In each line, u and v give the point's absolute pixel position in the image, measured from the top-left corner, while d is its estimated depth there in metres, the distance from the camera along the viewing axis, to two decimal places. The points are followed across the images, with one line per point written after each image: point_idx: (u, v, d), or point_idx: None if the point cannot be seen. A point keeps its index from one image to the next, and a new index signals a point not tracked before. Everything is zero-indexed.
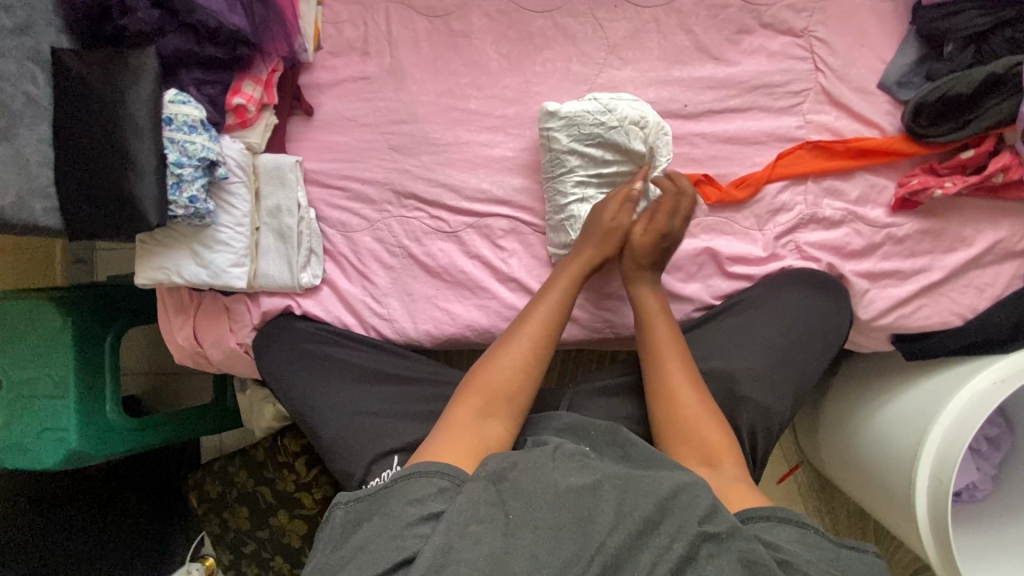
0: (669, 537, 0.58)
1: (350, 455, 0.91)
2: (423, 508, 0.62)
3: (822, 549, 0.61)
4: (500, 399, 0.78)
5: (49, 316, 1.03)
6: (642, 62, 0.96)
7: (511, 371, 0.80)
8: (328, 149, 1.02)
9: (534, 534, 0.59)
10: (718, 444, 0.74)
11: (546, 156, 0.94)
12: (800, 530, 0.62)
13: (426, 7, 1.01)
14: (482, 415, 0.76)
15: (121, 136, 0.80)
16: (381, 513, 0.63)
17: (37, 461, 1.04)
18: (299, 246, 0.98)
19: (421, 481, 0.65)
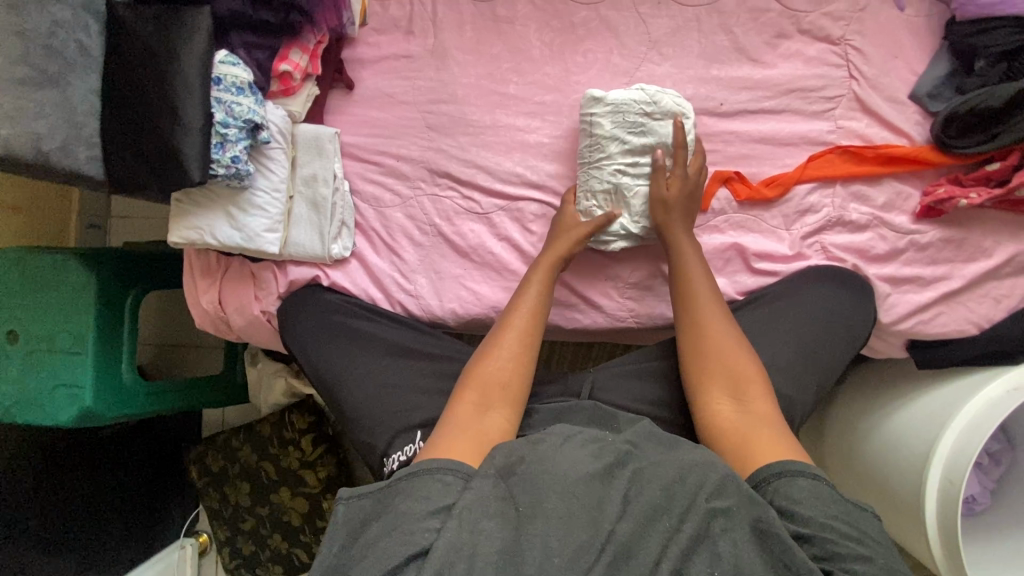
0: (678, 519, 0.58)
1: (373, 427, 0.91)
2: (430, 504, 0.59)
3: (839, 506, 0.61)
4: (495, 394, 0.75)
5: (73, 273, 1.03)
6: (681, 59, 0.98)
7: (505, 363, 0.78)
8: (366, 124, 1.03)
9: (545, 524, 0.58)
10: (748, 374, 0.76)
11: (585, 141, 0.95)
12: (814, 483, 0.62)
13: None
14: (480, 413, 0.73)
15: (170, 91, 0.79)
16: (386, 515, 0.60)
17: (50, 417, 1.03)
18: (332, 217, 0.98)
19: (424, 480, 0.61)
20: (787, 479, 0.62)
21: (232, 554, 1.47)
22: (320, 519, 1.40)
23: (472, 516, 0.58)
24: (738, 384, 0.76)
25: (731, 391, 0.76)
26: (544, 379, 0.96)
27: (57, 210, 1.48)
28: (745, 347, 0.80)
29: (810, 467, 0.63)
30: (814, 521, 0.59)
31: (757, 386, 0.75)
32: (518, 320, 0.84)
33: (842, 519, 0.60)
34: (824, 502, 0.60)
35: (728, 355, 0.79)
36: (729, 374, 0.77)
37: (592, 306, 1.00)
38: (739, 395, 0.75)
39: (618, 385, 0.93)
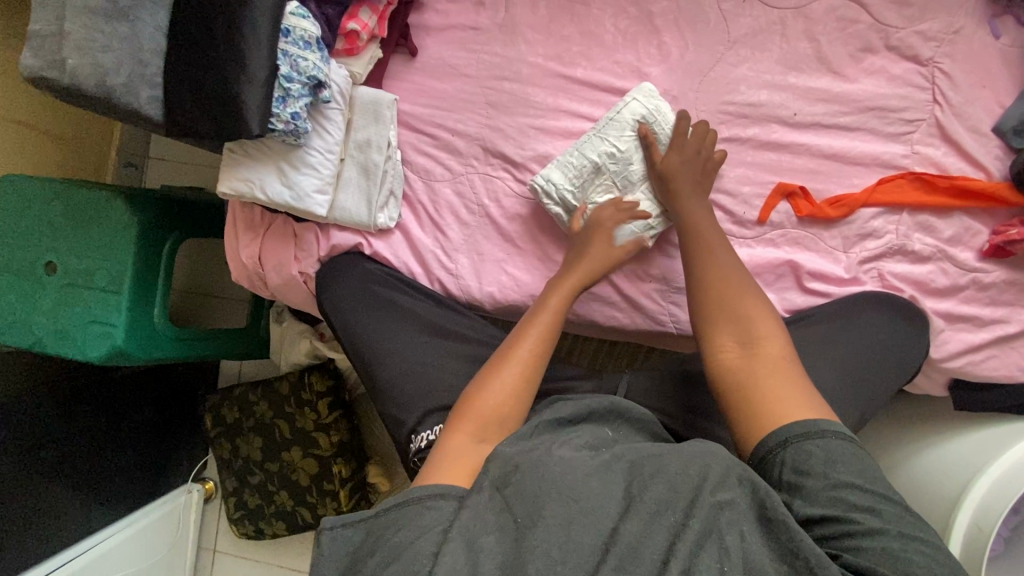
0: (683, 514, 0.57)
1: (404, 402, 0.91)
2: (426, 534, 0.57)
3: (854, 466, 0.59)
4: (494, 423, 0.71)
5: (116, 212, 1.02)
6: (759, 62, 0.95)
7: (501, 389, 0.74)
8: (425, 93, 1.01)
9: (546, 532, 0.56)
10: (760, 327, 0.73)
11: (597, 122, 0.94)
12: (825, 449, 0.60)
13: None
14: (477, 439, 0.69)
15: (237, 38, 0.77)
16: (383, 545, 0.58)
17: (80, 351, 1.03)
18: (381, 185, 0.96)
19: (418, 512, 0.60)
20: (793, 451, 0.61)
21: (236, 505, 1.49)
22: (327, 483, 1.40)
23: (471, 533, 0.57)
24: (747, 332, 0.73)
25: (742, 339, 0.73)
26: (576, 373, 0.95)
27: (96, 144, 1.47)
28: (754, 294, 0.78)
29: (822, 423, 0.62)
30: (822, 495, 0.58)
31: (775, 340, 0.72)
32: (522, 351, 0.78)
33: (854, 484, 0.58)
34: (837, 466, 0.59)
35: (747, 314, 0.75)
36: (735, 316, 0.75)
37: (632, 306, 0.98)
38: (749, 345, 0.72)
39: (653, 389, 0.90)
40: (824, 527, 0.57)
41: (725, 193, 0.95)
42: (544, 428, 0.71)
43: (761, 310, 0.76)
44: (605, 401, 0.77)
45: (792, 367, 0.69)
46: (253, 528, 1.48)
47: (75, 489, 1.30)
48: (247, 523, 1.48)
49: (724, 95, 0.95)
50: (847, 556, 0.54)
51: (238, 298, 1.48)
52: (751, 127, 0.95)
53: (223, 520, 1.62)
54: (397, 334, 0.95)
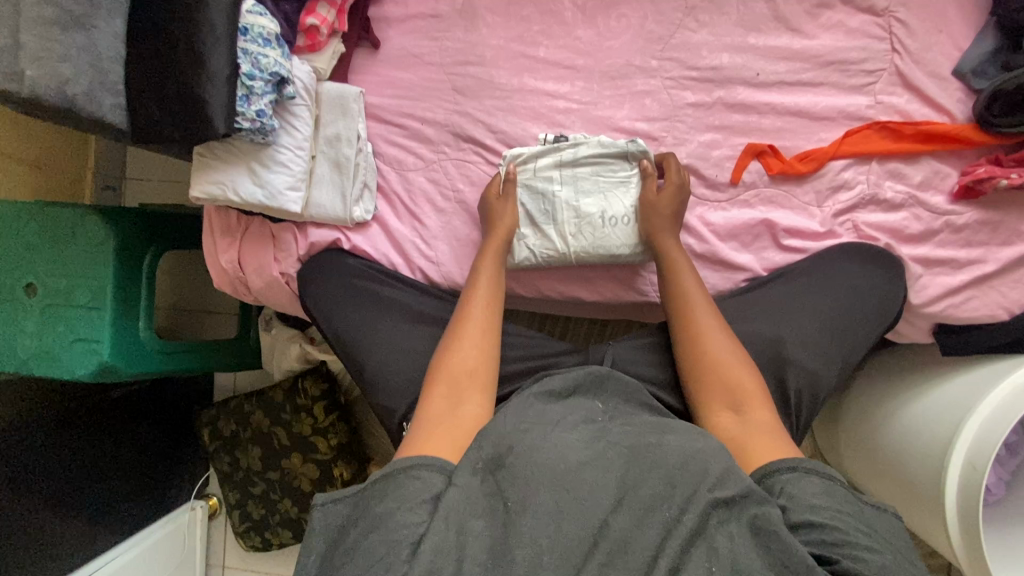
0: (679, 509, 0.58)
1: (393, 390, 0.91)
2: (409, 503, 0.59)
3: (850, 503, 0.61)
4: (464, 380, 0.75)
5: (93, 228, 1.02)
6: (718, 26, 0.96)
7: (466, 355, 0.78)
8: (391, 85, 1.01)
9: (533, 522, 0.58)
10: (746, 389, 0.75)
11: (568, 150, 0.93)
12: (827, 482, 0.62)
13: None
14: (453, 401, 0.73)
15: (196, 38, 0.77)
16: (365, 517, 0.60)
17: (68, 370, 1.02)
18: (354, 178, 0.97)
19: (403, 481, 0.61)
20: (800, 475, 0.62)
21: (241, 518, 1.48)
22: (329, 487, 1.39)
23: (459, 515, 0.59)
24: (734, 392, 0.75)
25: (733, 404, 0.74)
26: (563, 348, 0.95)
27: (73, 166, 1.47)
28: (739, 358, 0.78)
29: (796, 459, 0.64)
30: (823, 512, 0.59)
31: (760, 401, 0.74)
32: (472, 315, 0.83)
33: (850, 512, 0.59)
34: (834, 496, 0.60)
35: (726, 371, 0.77)
36: (717, 377, 0.77)
37: (613, 278, 0.98)
38: (739, 407, 0.73)
39: (641, 356, 0.91)
40: (820, 532, 0.57)
41: (695, 159, 0.96)
42: (536, 399, 0.74)
43: (746, 366, 0.78)
44: (590, 371, 0.79)
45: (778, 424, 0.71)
46: (260, 540, 1.48)
47: (76, 513, 1.29)
48: (253, 535, 1.48)
49: (687, 61, 0.96)
50: (846, 562, 0.55)
51: (226, 311, 1.48)
52: (716, 91, 0.96)
53: (229, 535, 1.61)
54: (384, 322, 0.95)
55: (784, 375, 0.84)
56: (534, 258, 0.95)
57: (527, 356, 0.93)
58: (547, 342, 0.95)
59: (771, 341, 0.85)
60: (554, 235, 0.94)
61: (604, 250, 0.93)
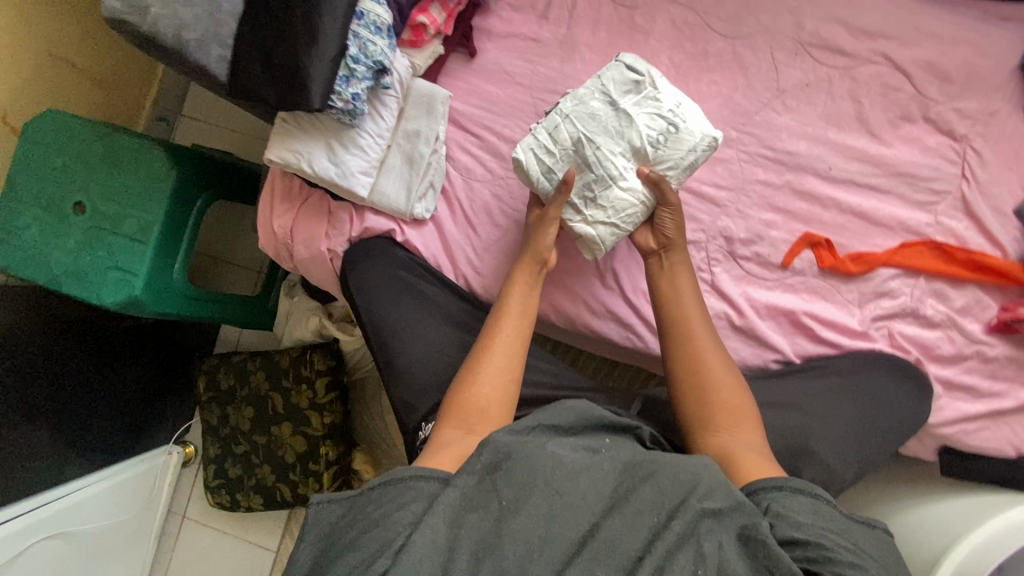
0: (667, 516, 0.59)
1: (416, 389, 0.91)
2: (408, 509, 0.60)
3: (835, 521, 0.62)
4: (478, 416, 0.73)
5: (155, 163, 1.03)
6: (802, 114, 0.98)
7: (489, 386, 0.76)
8: (477, 95, 1.03)
9: (526, 519, 0.58)
10: (740, 408, 0.77)
11: (575, 109, 0.89)
12: (813, 501, 0.63)
13: None
14: (464, 433, 0.71)
15: (313, 13, 0.79)
16: (361, 520, 0.60)
17: (96, 295, 1.02)
18: (423, 176, 0.98)
19: (400, 489, 0.62)
20: (786, 492, 0.64)
21: (216, 473, 1.47)
22: (313, 463, 1.39)
23: (454, 512, 0.60)
24: (731, 414, 0.76)
25: (727, 422, 0.76)
26: (588, 386, 0.96)
27: (132, 93, 1.48)
28: (733, 377, 0.81)
29: (803, 485, 0.64)
30: (808, 528, 0.60)
31: (738, 419, 0.76)
32: (497, 342, 0.82)
33: (835, 530, 0.61)
34: (820, 517, 0.61)
35: (725, 391, 0.78)
36: (712, 399, 0.78)
37: (650, 328, 1.00)
38: (731, 425, 0.75)
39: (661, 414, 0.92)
40: (806, 549, 0.58)
41: (754, 236, 0.98)
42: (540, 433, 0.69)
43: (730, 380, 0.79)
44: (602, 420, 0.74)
45: (750, 435, 0.74)
46: (229, 499, 1.47)
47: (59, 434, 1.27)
48: (223, 492, 1.48)
49: (765, 140, 0.99)
50: None
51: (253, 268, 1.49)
52: (787, 174, 0.98)
53: (197, 485, 1.60)
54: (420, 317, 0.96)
55: (799, 464, 0.86)
56: (607, 219, 0.89)
57: (550, 386, 0.94)
58: (574, 377, 0.96)
59: (794, 428, 0.87)
60: (616, 190, 0.88)
61: (672, 168, 0.88)
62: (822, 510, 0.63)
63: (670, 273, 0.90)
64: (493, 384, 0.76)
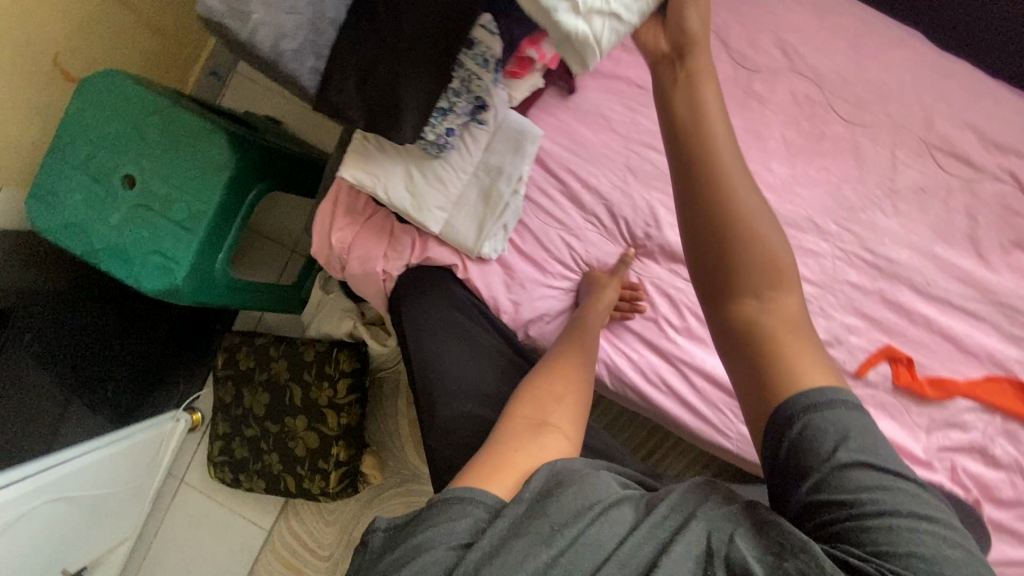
0: (675, 531, 0.48)
1: (455, 440, 0.86)
2: (452, 539, 0.50)
3: (866, 444, 0.46)
4: (537, 423, 0.63)
5: (214, 149, 0.96)
6: (911, 220, 0.91)
7: (548, 398, 0.68)
8: (569, 136, 0.96)
9: (548, 539, 0.48)
10: (778, 262, 0.50)
11: None
12: (841, 416, 0.47)
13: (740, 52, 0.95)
14: (527, 438, 0.60)
15: (421, 40, 0.70)
16: (405, 548, 0.51)
17: (135, 278, 0.97)
18: (498, 216, 0.92)
19: (446, 512, 0.51)
20: (806, 423, 0.47)
21: (222, 449, 1.45)
22: (322, 461, 1.36)
23: (493, 541, 0.49)
24: (775, 277, 0.49)
25: (767, 286, 0.50)
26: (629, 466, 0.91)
27: (189, 49, 1.38)
28: (773, 227, 0.50)
29: (834, 394, 0.48)
30: (839, 481, 0.45)
31: (802, 353, 0.49)
32: (573, 364, 0.76)
33: (869, 463, 0.45)
34: (846, 444, 0.46)
35: (766, 245, 0.50)
36: (756, 258, 0.50)
37: (704, 415, 0.95)
38: (769, 292, 0.50)
39: None
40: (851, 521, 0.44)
41: (832, 340, 0.92)
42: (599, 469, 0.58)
43: (765, 252, 0.50)
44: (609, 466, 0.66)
45: (805, 345, 0.50)
46: (230, 476, 1.46)
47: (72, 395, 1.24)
48: (226, 469, 1.46)
49: (866, 241, 0.92)
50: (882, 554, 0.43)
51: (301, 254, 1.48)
52: (880, 281, 0.92)
53: (199, 452, 1.58)
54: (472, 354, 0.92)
55: None
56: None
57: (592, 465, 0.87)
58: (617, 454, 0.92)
59: None
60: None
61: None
62: (835, 446, 0.46)
63: (683, 90, 0.50)
64: (558, 393, 0.69)
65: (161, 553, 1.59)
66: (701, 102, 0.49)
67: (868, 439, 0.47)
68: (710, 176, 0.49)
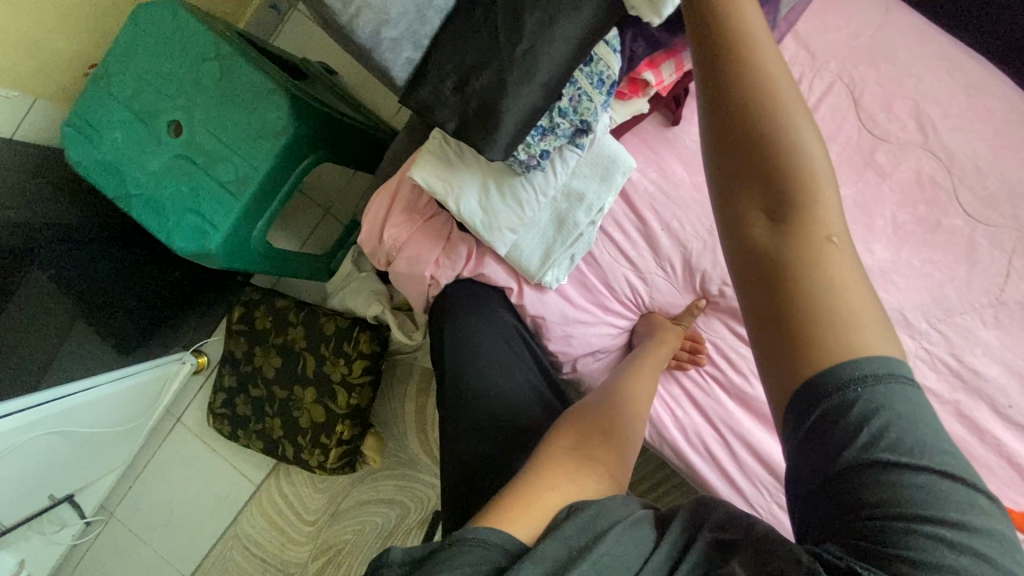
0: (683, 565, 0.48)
1: (464, 470, 0.77)
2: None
3: (904, 443, 0.40)
4: (584, 466, 0.59)
5: (274, 111, 0.87)
6: (1011, 336, 0.83)
7: (593, 438, 0.63)
8: (659, 170, 0.89)
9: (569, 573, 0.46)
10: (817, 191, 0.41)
11: None
12: (880, 407, 0.40)
13: (868, 116, 0.88)
14: (573, 480, 0.56)
15: (536, 48, 0.61)
16: None
17: (167, 234, 0.89)
18: (568, 246, 0.84)
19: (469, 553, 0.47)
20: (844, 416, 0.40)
21: (224, 402, 1.41)
22: (324, 437, 1.31)
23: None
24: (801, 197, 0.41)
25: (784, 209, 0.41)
26: None
27: None
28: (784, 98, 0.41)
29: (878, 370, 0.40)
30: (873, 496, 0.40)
31: (850, 286, 0.41)
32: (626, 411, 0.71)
33: (909, 467, 0.39)
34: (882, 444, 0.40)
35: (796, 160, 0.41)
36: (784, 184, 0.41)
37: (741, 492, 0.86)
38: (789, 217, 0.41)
39: None
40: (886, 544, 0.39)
41: None
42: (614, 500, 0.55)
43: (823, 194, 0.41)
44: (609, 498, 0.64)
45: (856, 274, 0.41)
46: (228, 430, 1.42)
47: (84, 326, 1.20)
48: (224, 422, 1.42)
49: (956, 348, 0.83)
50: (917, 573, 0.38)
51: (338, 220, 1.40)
52: (959, 392, 0.83)
53: (198, 397, 1.54)
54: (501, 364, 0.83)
55: None
56: None
57: None
58: None
59: None
60: None
61: None
62: (851, 438, 0.40)
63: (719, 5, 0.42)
64: (605, 427, 0.66)
65: (144, 484, 1.57)
66: (735, 26, 0.41)
67: (895, 427, 0.40)
68: (738, 105, 0.41)
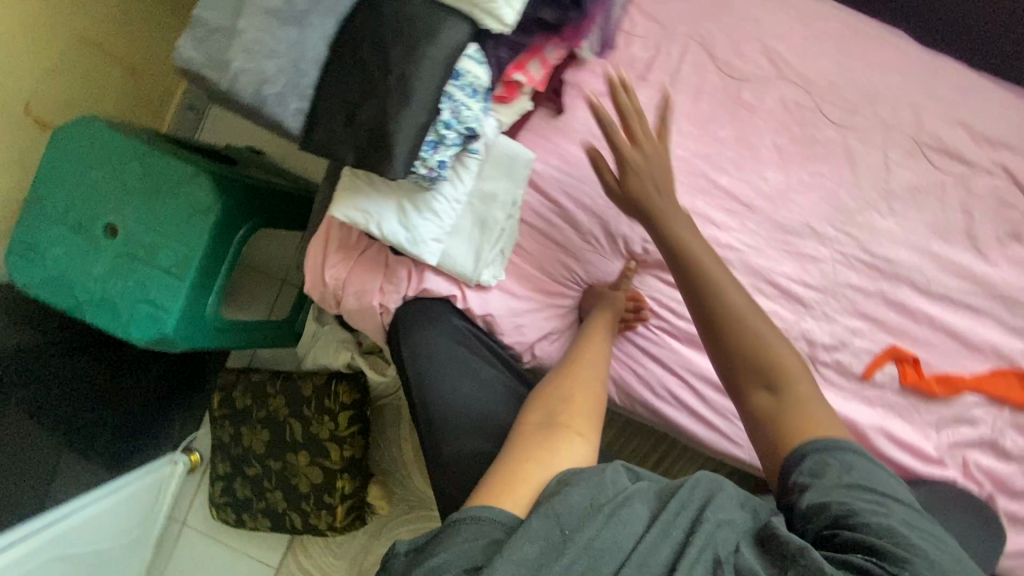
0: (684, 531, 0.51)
1: (451, 472, 0.84)
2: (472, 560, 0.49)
3: None
4: (546, 434, 0.62)
5: (199, 192, 0.93)
6: (906, 218, 0.91)
7: (551, 406, 0.67)
8: (561, 157, 0.96)
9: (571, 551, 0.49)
10: None
11: None
12: None
13: (726, 64, 0.97)
14: (543, 448, 0.60)
15: (405, 75, 0.69)
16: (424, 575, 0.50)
17: (123, 329, 0.94)
18: (494, 242, 0.91)
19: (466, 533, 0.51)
20: None
21: (224, 491, 1.42)
22: (329, 495, 1.33)
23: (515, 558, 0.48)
24: None
25: None
26: None
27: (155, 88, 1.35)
28: None
29: None
30: None
31: None
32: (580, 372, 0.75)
33: None
34: None
35: None
36: None
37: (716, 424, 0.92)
38: None
39: None
40: None
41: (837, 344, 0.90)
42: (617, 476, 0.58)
43: None
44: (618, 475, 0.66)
45: None
46: (234, 518, 1.42)
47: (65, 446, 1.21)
48: (229, 510, 1.42)
49: (863, 242, 0.91)
50: None
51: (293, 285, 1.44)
52: (878, 280, 0.90)
53: (199, 495, 1.54)
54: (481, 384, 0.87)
55: None
56: None
57: None
58: None
59: None
60: None
61: None
62: None
63: None
64: (565, 394, 0.69)
65: None
66: None
67: None
68: None
